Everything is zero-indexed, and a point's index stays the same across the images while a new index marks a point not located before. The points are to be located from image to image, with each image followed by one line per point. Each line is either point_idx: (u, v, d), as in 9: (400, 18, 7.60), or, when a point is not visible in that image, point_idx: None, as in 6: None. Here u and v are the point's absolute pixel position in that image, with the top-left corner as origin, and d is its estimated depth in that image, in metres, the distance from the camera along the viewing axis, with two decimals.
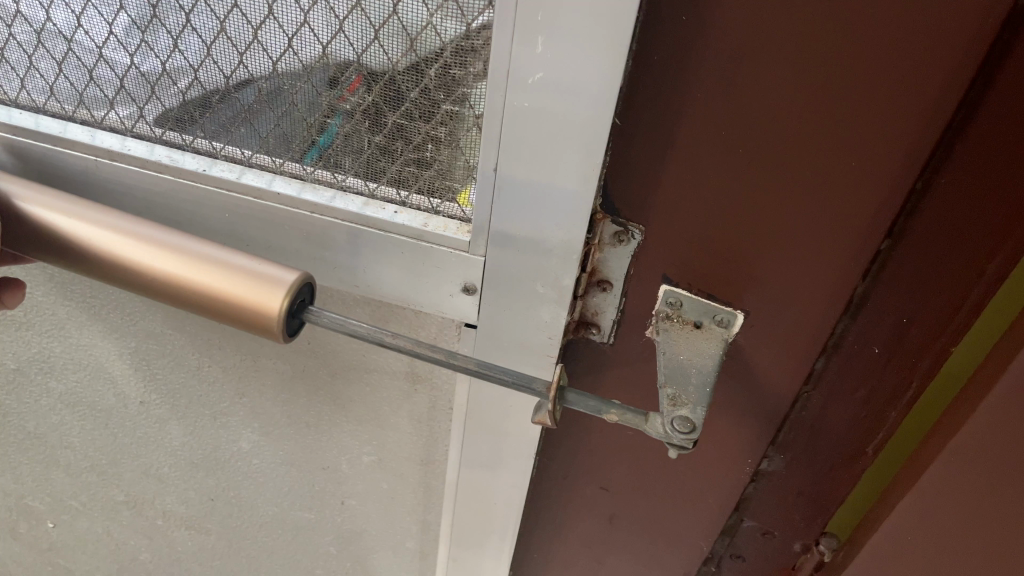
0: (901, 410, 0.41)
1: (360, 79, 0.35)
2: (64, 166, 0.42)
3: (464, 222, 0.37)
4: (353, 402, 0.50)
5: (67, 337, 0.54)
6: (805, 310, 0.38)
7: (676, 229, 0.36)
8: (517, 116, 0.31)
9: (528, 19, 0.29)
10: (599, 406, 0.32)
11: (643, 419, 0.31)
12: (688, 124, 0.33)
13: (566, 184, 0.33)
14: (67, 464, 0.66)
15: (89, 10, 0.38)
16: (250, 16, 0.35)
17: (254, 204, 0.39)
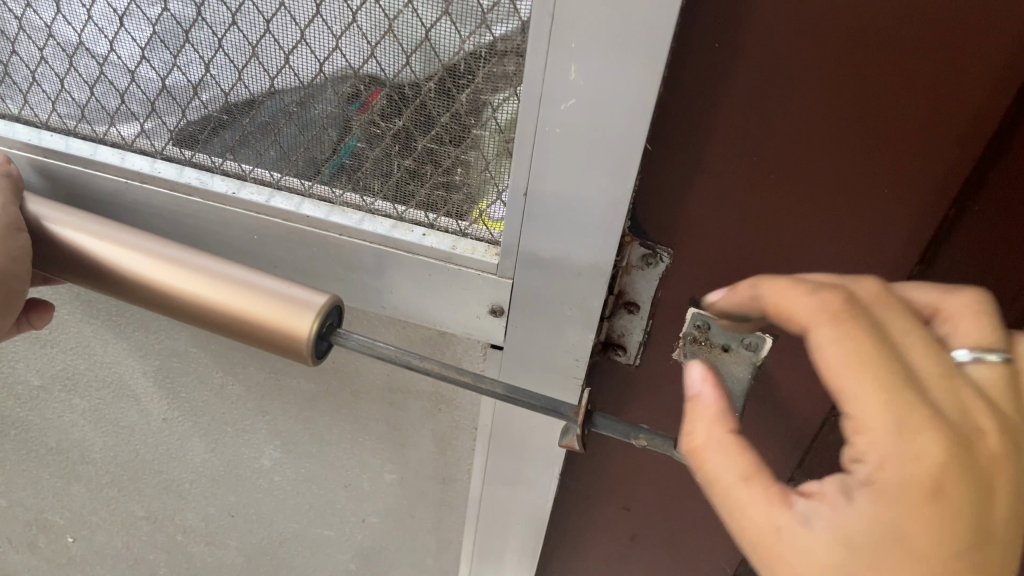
0: None
1: (377, 92, 0.35)
2: (93, 187, 0.42)
3: (492, 245, 0.37)
4: (376, 420, 0.50)
5: (92, 355, 0.54)
6: None
7: (704, 254, 0.36)
8: (549, 141, 0.31)
9: (562, 46, 0.28)
10: (627, 431, 0.32)
11: (671, 444, 0.31)
12: (720, 153, 0.32)
13: (596, 209, 0.33)
14: (89, 480, 0.66)
15: (120, 35, 0.38)
16: (282, 42, 0.35)
17: (282, 226, 0.39)
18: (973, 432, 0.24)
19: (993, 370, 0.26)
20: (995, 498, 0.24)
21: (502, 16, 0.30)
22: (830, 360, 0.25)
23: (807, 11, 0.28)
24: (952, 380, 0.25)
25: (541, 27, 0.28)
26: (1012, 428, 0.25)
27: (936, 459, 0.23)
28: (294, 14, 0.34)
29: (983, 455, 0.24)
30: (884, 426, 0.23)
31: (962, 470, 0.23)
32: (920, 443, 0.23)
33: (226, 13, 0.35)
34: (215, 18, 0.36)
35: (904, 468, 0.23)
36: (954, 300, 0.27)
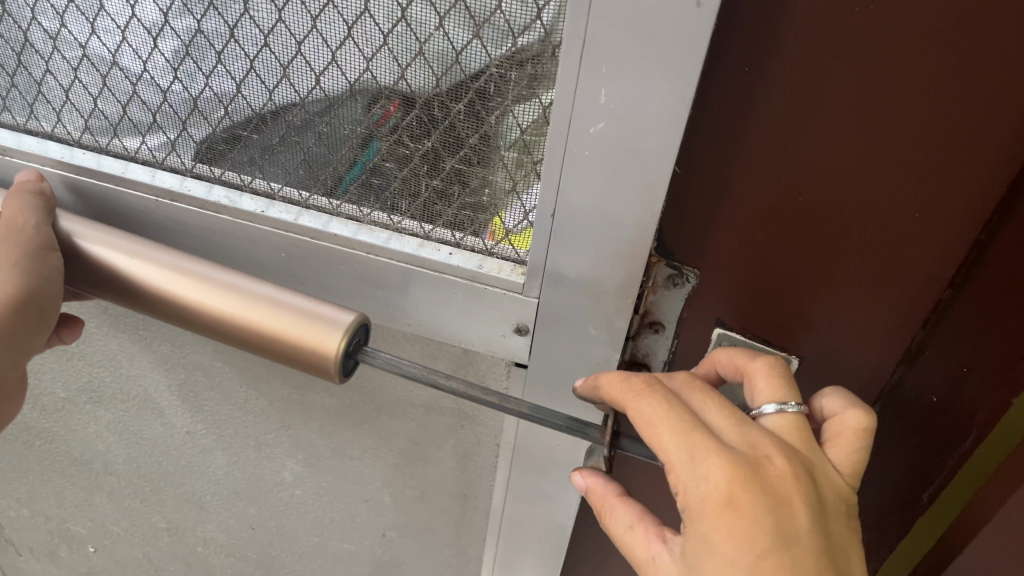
0: (933, 487, 0.39)
1: (396, 105, 0.35)
2: (123, 204, 0.42)
3: (518, 264, 0.37)
4: (398, 435, 0.50)
5: (117, 368, 0.55)
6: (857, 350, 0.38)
7: (731, 276, 0.36)
8: (577, 163, 0.31)
9: (593, 69, 0.29)
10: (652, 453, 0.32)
11: None
12: (746, 177, 0.32)
13: (623, 231, 0.33)
14: (111, 490, 0.67)
15: (153, 55, 0.38)
16: (313, 63, 0.35)
17: (310, 244, 0.39)
18: (762, 458, 0.28)
19: (788, 418, 0.30)
20: (794, 508, 0.27)
21: (535, 40, 0.30)
22: (637, 416, 0.29)
23: (840, 36, 0.28)
24: (746, 425, 0.29)
25: (572, 50, 0.29)
26: (806, 461, 0.29)
27: (724, 477, 0.27)
28: (325, 36, 0.34)
29: (773, 474, 0.27)
30: (680, 460, 0.27)
31: (752, 485, 0.26)
32: (706, 466, 0.27)
33: (257, 35, 0.35)
34: (245, 39, 0.36)
35: (703, 489, 0.27)
36: (758, 362, 0.32)
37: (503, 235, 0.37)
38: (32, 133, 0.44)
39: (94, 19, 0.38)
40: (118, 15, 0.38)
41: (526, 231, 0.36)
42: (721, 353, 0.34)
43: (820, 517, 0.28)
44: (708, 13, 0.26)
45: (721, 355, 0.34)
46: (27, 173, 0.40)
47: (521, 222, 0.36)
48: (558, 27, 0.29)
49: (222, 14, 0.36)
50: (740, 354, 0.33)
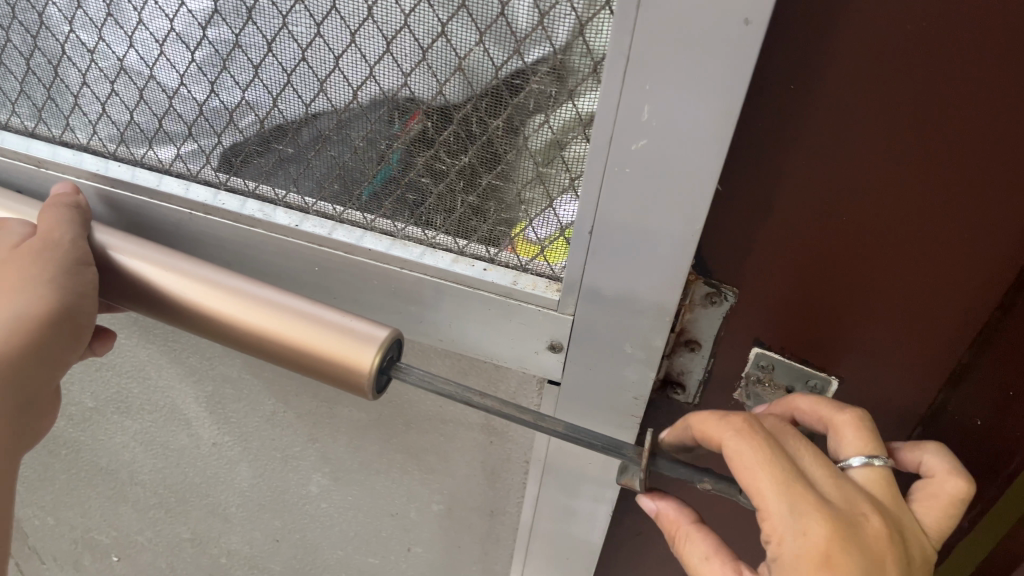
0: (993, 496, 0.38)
1: (419, 114, 0.35)
2: (157, 217, 0.42)
3: (553, 280, 0.37)
4: (427, 451, 0.50)
5: (145, 379, 0.55)
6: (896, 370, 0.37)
7: (770, 296, 0.36)
8: (617, 181, 0.31)
9: (636, 87, 0.28)
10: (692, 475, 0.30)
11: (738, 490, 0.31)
12: (789, 198, 0.32)
13: (663, 249, 0.32)
14: (136, 500, 0.67)
15: (191, 69, 0.38)
16: (351, 78, 0.35)
17: (343, 258, 0.39)
18: (859, 517, 0.28)
19: (876, 473, 0.30)
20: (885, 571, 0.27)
21: (575, 57, 0.30)
22: (731, 457, 0.29)
23: (886, 55, 0.27)
24: (841, 480, 0.29)
25: (614, 68, 0.28)
26: (896, 521, 0.29)
27: (826, 536, 0.27)
28: (363, 52, 0.34)
29: (867, 536, 0.28)
30: (780, 511, 0.27)
31: (851, 546, 0.27)
32: (806, 522, 0.27)
33: (295, 49, 0.35)
34: (283, 54, 0.36)
35: (801, 544, 0.27)
36: (843, 415, 0.32)
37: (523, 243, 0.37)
38: (67, 144, 0.44)
39: (132, 32, 0.39)
40: (158, 29, 0.38)
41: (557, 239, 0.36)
42: (801, 401, 0.34)
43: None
44: (755, 31, 0.25)
45: (802, 402, 0.34)
46: (63, 185, 0.40)
47: (553, 234, 0.35)
48: (599, 45, 0.29)
49: (260, 28, 0.35)
50: (823, 404, 0.33)
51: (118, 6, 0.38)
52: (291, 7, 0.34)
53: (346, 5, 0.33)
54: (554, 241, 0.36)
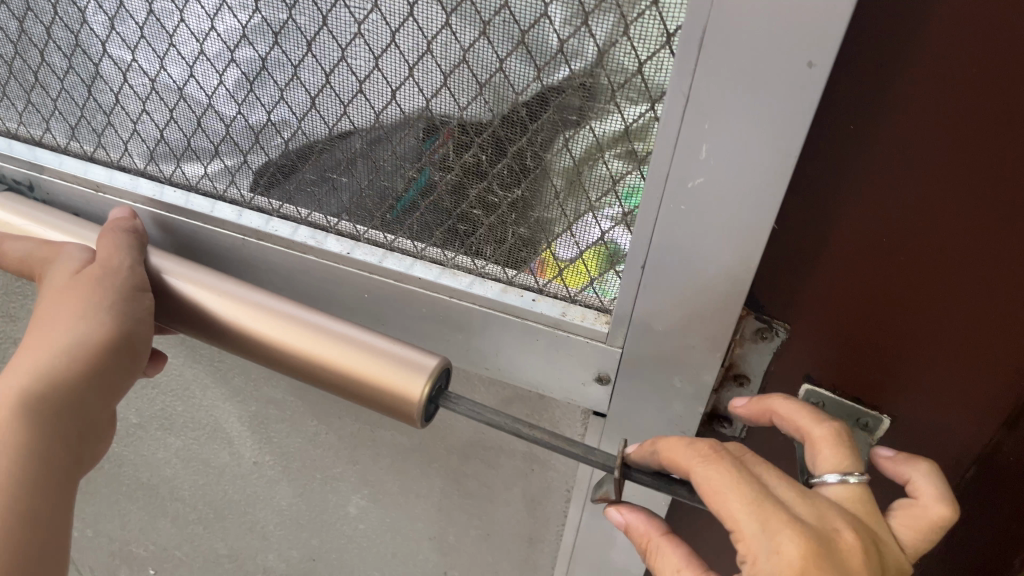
0: None
1: (451, 132, 0.35)
2: (211, 242, 0.43)
3: (602, 312, 0.37)
4: (466, 476, 0.50)
5: (191, 398, 0.56)
6: (951, 409, 0.36)
7: (823, 332, 0.35)
8: (672, 218, 0.31)
9: (695, 126, 0.28)
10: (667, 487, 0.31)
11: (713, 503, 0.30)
12: (844, 238, 0.32)
13: (714, 286, 0.32)
14: (175, 515, 0.68)
15: (248, 98, 0.39)
16: (406, 111, 0.35)
17: (394, 286, 0.39)
18: (831, 532, 0.27)
19: (852, 490, 0.29)
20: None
21: (634, 94, 0.30)
22: (700, 483, 0.28)
23: (949, 98, 0.27)
24: (810, 497, 0.28)
25: (674, 107, 0.28)
26: (871, 537, 0.28)
27: (799, 552, 0.25)
28: (421, 86, 0.34)
29: (845, 554, 0.26)
30: (752, 531, 0.26)
31: (828, 563, 0.25)
32: (778, 539, 0.26)
33: (353, 82, 0.36)
34: (342, 86, 0.36)
35: (777, 565, 0.25)
36: (821, 430, 0.31)
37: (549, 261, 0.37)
38: (125, 169, 0.45)
39: (193, 62, 0.39)
40: (219, 58, 0.38)
41: (592, 251, 0.36)
42: (779, 405, 0.33)
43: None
44: (819, 73, 0.25)
45: (780, 407, 0.32)
46: (122, 211, 0.42)
47: (590, 248, 0.35)
48: (659, 83, 0.29)
49: (319, 60, 0.36)
50: (801, 411, 0.32)
51: (182, 39, 0.39)
52: (351, 41, 0.34)
53: (405, 39, 0.33)
54: (587, 253, 0.36)
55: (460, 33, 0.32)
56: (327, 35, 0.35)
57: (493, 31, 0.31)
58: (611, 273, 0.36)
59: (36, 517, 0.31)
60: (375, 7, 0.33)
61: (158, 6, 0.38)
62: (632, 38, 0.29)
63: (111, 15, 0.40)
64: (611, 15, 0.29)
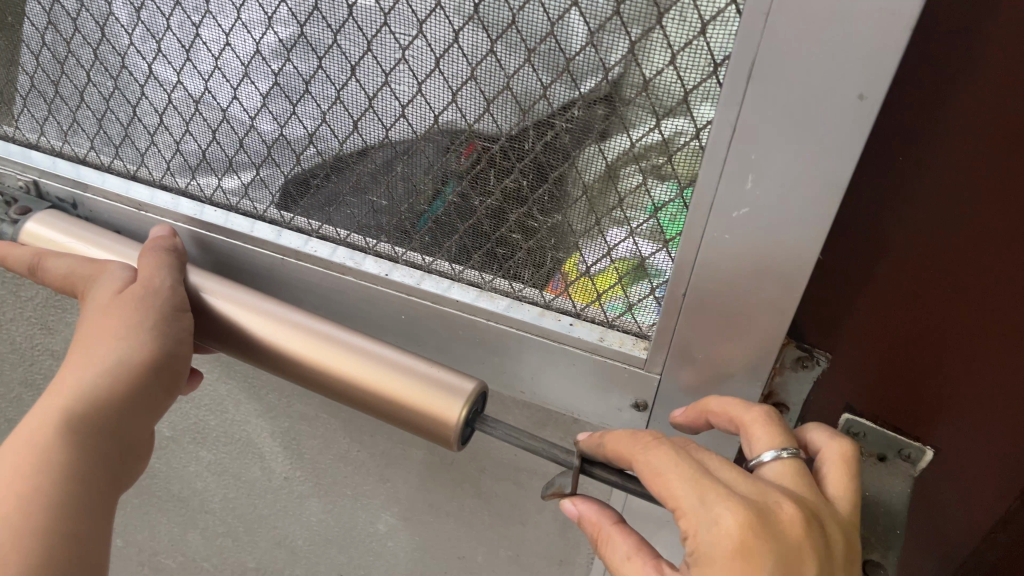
0: None
1: (475, 145, 0.35)
2: (251, 262, 0.43)
3: (640, 337, 0.37)
4: (497, 497, 0.50)
5: (225, 413, 0.56)
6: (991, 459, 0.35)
7: (865, 362, 0.35)
8: (715, 248, 0.31)
9: (740, 156, 0.28)
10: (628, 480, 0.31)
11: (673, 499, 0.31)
12: (888, 269, 0.31)
13: (756, 314, 0.32)
14: (205, 528, 0.68)
15: (290, 120, 0.39)
16: (448, 135, 0.35)
17: (431, 308, 0.40)
18: (768, 501, 0.26)
19: (786, 465, 0.29)
20: (806, 561, 0.25)
21: (681, 123, 0.30)
22: (642, 469, 0.29)
23: (998, 134, 0.26)
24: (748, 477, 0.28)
25: (719, 138, 0.28)
26: (811, 506, 0.27)
27: (735, 523, 0.25)
28: (463, 112, 0.34)
29: (783, 525, 0.26)
30: (690, 506, 0.26)
31: (762, 531, 0.25)
32: (716, 512, 0.26)
33: (396, 106, 0.36)
34: (384, 110, 0.36)
35: (714, 536, 0.25)
36: (750, 413, 0.31)
37: (576, 277, 0.37)
38: (166, 188, 0.45)
39: (237, 85, 0.39)
40: (262, 81, 0.39)
41: (626, 258, 0.35)
42: (714, 403, 0.33)
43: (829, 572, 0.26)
44: (869, 106, 0.25)
45: (715, 404, 0.33)
46: (162, 229, 0.42)
47: (624, 258, 0.35)
48: (704, 114, 0.29)
49: (363, 84, 0.36)
50: (733, 404, 0.32)
51: (226, 62, 0.39)
52: (395, 66, 0.35)
53: (449, 65, 0.33)
54: (618, 257, 0.35)
55: (504, 60, 0.32)
56: (371, 60, 0.35)
57: (537, 59, 0.31)
58: (639, 287, 0.35)
59: (84, 535, 0.30)
60: (420, 33, 0.33)
61: (204, 30, 0.38)
62: (679, 68, 0.29)
63: (158, 39, 0.40)
64: (658, 44, 0.29)
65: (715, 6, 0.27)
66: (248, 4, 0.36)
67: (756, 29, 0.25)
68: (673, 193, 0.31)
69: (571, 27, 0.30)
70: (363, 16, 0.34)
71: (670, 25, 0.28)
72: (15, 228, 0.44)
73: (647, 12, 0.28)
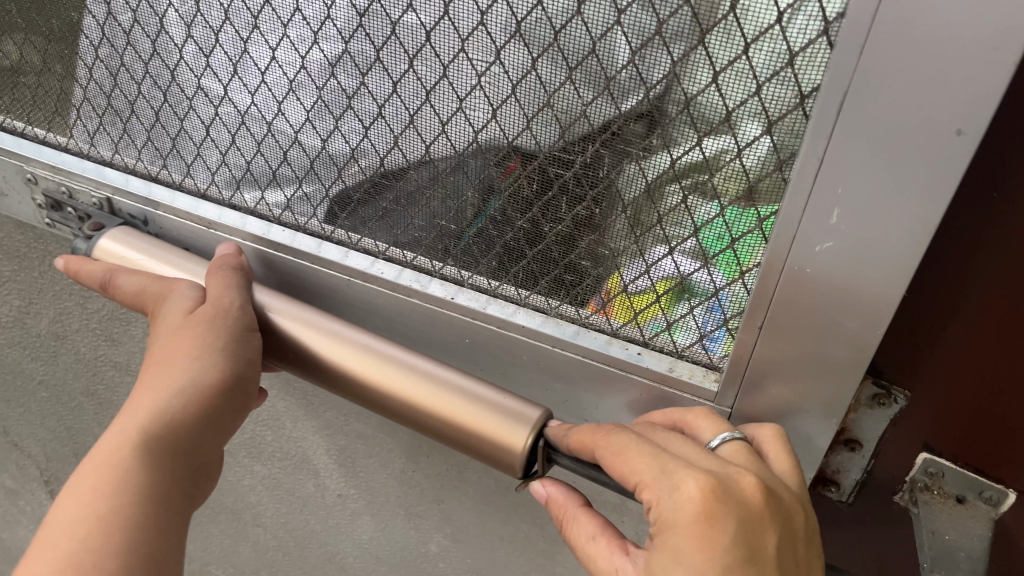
0: None
1: (519, 160, 0.35)
2: (318, 282, 0.43)
3: (710, 369, 0.36)
4: (552, 524, 0.49)
5: (282, 428, 0.57)
6: None
7: (946, 403, 0.34)
8: (796, 280, 0.30)
9: (827, 190, 0.27)
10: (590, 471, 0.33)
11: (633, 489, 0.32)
12: (977, 310, 0.30)
13: (831, 349, 0.31)
14: (256, 541, 0.68)
15: (362, 142, 0.39)
16: (520, 159, 0.35)
17: (497, 333, 0.39)
18: (729, 471, 0.28)
19: (735, 445, 0.31)
20: (763, 524, 0.27)
21: (763, 154, 0.29)
22: (604, 453, 0.30)
23: None
24: (704, 453, 0.29)
25: (805, 171, 0.27)
26: (768, 477, 0.29)
27: (694, 486, 0.27)
28: (537, 139, 0.34)
29: (742, 490, 0.27)
30: (652, 475, 0.28)
31: (721, 492, 0.27)
32: (677, 478, 0.28)
33: (469, 131, 0.36)
34: (457, 136, 0.36)
35: (676, 501, 0.27)
36: (693, 413, 0.33)
37: (618, 293, 0.37)
38: (235, 208, 0.45)
39: (310, 107, 0.40)
40: (335, 104, 0.39)
41: (666, 280, 0.35)
42: (654, 416, 0.35)
43: (786, 534, 0.28)
44: (968, 142, 0.24)
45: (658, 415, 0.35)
46: (227, 248, 0.42)
47: (670, 278, 0.35)
48: (788, 146, 0.28)
49: (437, 109, 0.36)
50: (676, 410, 0.34)
51: (300, 84, 0.39)
52: (470, 92, 0.35)
53: (525, 92, 0.33)
54: (688, 282, 0.34)
55: (581, 90, 0.32)
56: (447, 85, 0.35)
57: (615, 87, 0.31)
58: (681, 307, 0.35)
59: (164, 553, 0.31)
60: (497, 59, 0.33)
61: (279, 53, 0.38)
62: (765, 98, 0.28)
63: (233, 60, 0.40)
64: (742, 74, 0.28)
65: (806, 36, 0.26)
66: (325, 27, 0.36)
67: (849, 62, 0.25)
68: (723, 216, 0.31)
69: (652, 57, 0.30)
70: (441, 42, 0.34)
71: (756, 54, 0.28)
72: (89, 244, 0.44)
73: (734, 42, 0.28)
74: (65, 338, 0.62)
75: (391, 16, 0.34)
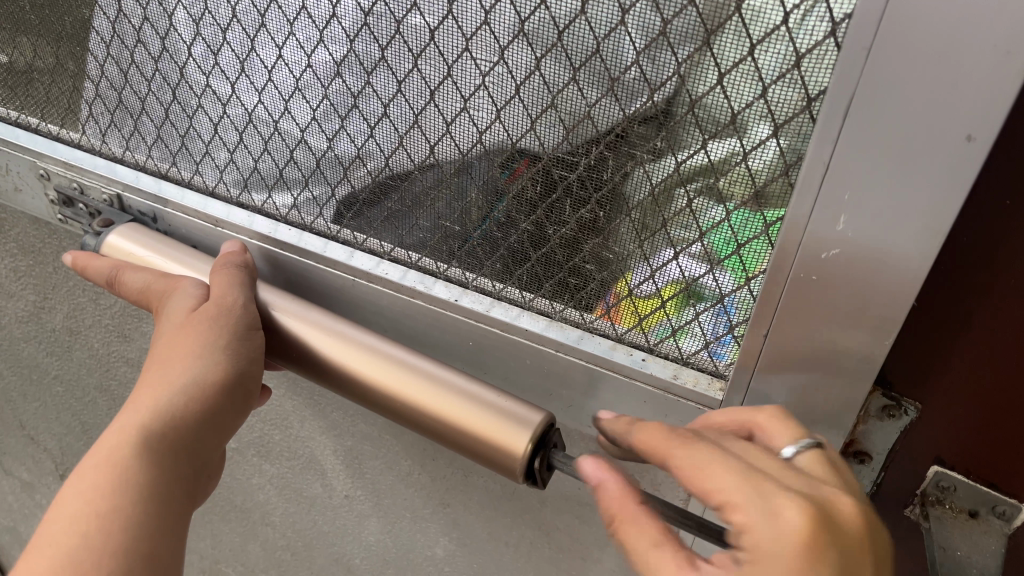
0: None
1: (525, 162, 0.35)
2: (322, 281, 0.43)
3: (715, 377, 0.35)
4: (557, 530, 0.48)
5: (289, 428, 0.57)
6: None
7: (959, 416, 0.33)
8: (801, 288, 0.29)
9: (833, 197, 0.27)
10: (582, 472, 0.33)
11: None
12: (989, 322, 0.30)
13: (839, 360, 0.30)
14: (264, 539, 0.69)
15: (367, 143, 0.39)
16: (524, 160, 0.35)
17: (500, 336, 0.39)
18: (829, 497, 0.25)
19: (812, 455, 0.28)
20: (863, 559, 0.24)
21: (768, 158, 0.29)
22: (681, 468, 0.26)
23: None
24: (791, 470, 0.26)
25: (811, 176, 0.27)
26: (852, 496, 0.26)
27: (799, 515, 0.23)
28: (542, 140, 0.34)
29: (847, 517, 0.24)
30: (746, 497, 0.24)
31: (829, 527, 0.23)
32: (775, 502, 0.24)
33: (473, 132, 0.35)
34: (461, 136, 0.36)
35: (774, 528, 0.23)
36: (763, 414, 0.30)
37: (626, 296, 0.36)
38: (243, 206, 0.45)
39: (316, 105, 0.39)
40: (341, 104, 0.39)
41: (671, 287, 0.34)
42: (716, 416, 0.32)
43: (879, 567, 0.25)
44: (978, 149, 0.23)
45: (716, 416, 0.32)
46: (233, 245, 0.42)
47: (671, 286, 0.34)
48: (795, 149, 0.28)
49: (442, 109, 0.36)
50: (742, 409, 0.31)
51: (307, 84, 0.39)
52: (474, 92, 0.34)
53: (529, 93, 0.33)
54: (690, 288, 0.34)
55: (585, 90, 0.31)
56: (450, 85, 0.35)
57: (620, 89, 0.31)
58: (687, 313, 0.35)
59: (163, 552, 0.31)
60: (501, 59, 0.33)
61: (286, 51, 0.38)
62: (770, 100, 0.28)
63: (241, 58, 0.40)
64: (748, 76, 0.28)
65: (812, 38, 0.26)
66: (331, 27, 0.36)
67: (855, 67, 0.24)
68: (729, 220, 0.31)
69: (657, 58, 0.29)
70: (446, 41, 0.34)
71: (761, 56, 0.27)
72: (98, 240, 0.45)
73: (738, 44, 0.27)
74: (78, 333, 0.63)
75: (396, 15, 0.34)
